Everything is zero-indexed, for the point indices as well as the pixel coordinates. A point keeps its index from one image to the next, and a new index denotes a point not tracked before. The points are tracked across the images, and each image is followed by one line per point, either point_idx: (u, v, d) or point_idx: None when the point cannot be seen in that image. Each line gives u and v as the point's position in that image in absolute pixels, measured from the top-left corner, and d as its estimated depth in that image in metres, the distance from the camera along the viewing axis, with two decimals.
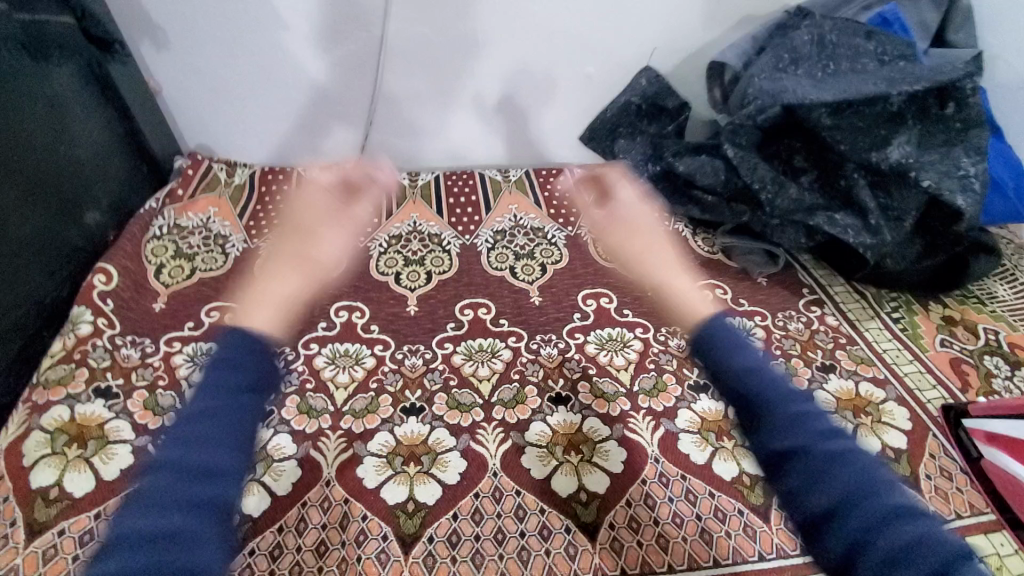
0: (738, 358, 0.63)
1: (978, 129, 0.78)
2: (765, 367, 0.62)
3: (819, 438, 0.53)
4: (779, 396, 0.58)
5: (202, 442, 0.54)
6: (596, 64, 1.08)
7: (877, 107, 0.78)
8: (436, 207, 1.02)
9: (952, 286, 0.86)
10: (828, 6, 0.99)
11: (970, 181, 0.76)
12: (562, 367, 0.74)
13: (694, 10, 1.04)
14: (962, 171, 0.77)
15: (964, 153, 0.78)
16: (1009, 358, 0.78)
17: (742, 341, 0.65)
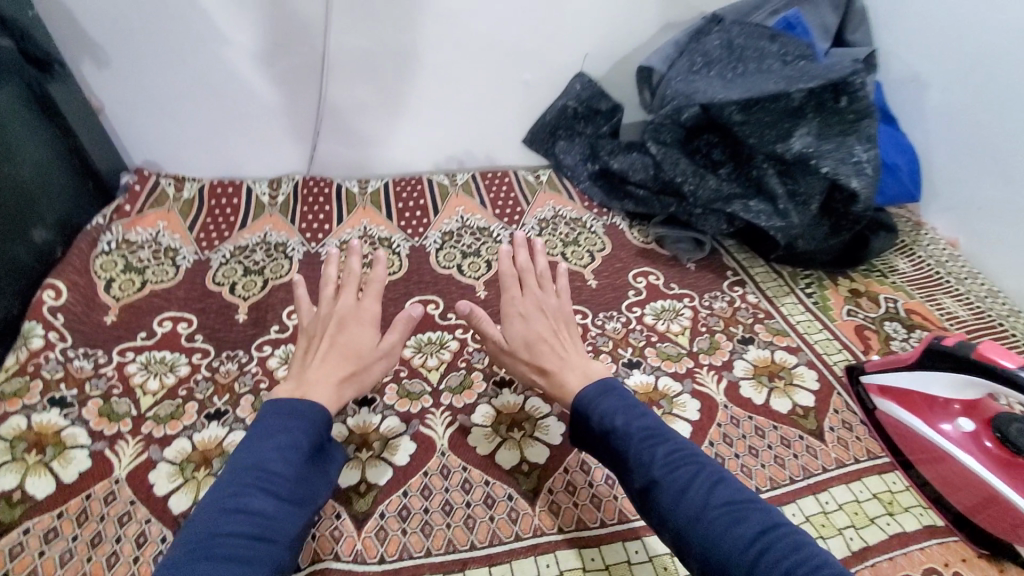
0: (602, 407, 0.62)
1: (869, 119, 0.86)
2: (631, 412, 0.62)
3: (668, 471, 0.56)
4: (653, 442, 0.58)
5: (246, 504, 0.52)
6: (531, 70, 1.14)
7: (780, 103, 0.86)
8: (386, 212, 1.06)
9: (858, 261, 0.94)
10: (739, 12, 1.07)
11: (862, 166, 0.85)
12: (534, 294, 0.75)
13: (619, 19, 1.12)
14: (857, 158, 0.85)
15: (857, 141, 0.86)
16: (906, 322, 0.87)
17: (600, 390, 0.64)
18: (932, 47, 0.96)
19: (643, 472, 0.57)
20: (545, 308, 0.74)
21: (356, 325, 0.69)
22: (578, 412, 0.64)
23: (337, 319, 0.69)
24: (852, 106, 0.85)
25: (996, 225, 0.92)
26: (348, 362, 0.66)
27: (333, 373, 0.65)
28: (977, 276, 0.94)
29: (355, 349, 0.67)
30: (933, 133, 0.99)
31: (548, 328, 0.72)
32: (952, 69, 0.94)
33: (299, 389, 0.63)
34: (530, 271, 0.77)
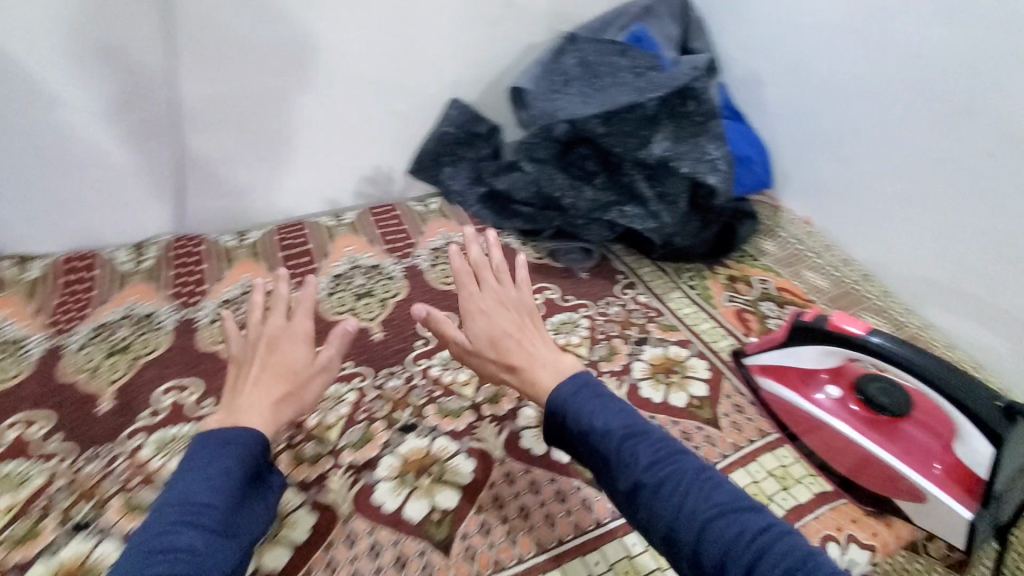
0: (578, 404, 0.61)
1: (715, 119, 0.94)
2: (616, 410, 0.60)
3: (656, 468, 0.54)
4: (636, 440, 0.56)
5: (174, 542, 0.50)
6: (404, 101, 1.13)
7: (635, 112, 0.92)
8: (267, 264, 1.00)
9: (730, 249, 1.02)
10: (593, 30, 1.13)
11: (717, 163, 0.92)
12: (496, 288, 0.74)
13: (482, 44, 1.14)
14: (712, 156, 0.93)
15: (708, 141, 0.93)
16: (778, 300, 0.94)
17: (574, 386, 0.62)
18: (762, 49, 1.07)
19: (627, 470, 0.55)
20: (506, 301, 0.73)
21: (291, 344, 0.66)
22: (554, 410, 0.61)
23: (269, 339, 0.66)
24: (700, 108, 0.93)
25: (839, 199, 1.01)
26: (281, 384, 0.64)
27: (266, 397, 0.63)
28: (831, 247, 1.03)
29: (290, 368, 0.65)
30: (775, 124, 1.09)
31: (509, 321, 0.71)
32: (780, 67, 1.05)
33: (231, 417, 0.61)
34: (485, 266, 0.75)
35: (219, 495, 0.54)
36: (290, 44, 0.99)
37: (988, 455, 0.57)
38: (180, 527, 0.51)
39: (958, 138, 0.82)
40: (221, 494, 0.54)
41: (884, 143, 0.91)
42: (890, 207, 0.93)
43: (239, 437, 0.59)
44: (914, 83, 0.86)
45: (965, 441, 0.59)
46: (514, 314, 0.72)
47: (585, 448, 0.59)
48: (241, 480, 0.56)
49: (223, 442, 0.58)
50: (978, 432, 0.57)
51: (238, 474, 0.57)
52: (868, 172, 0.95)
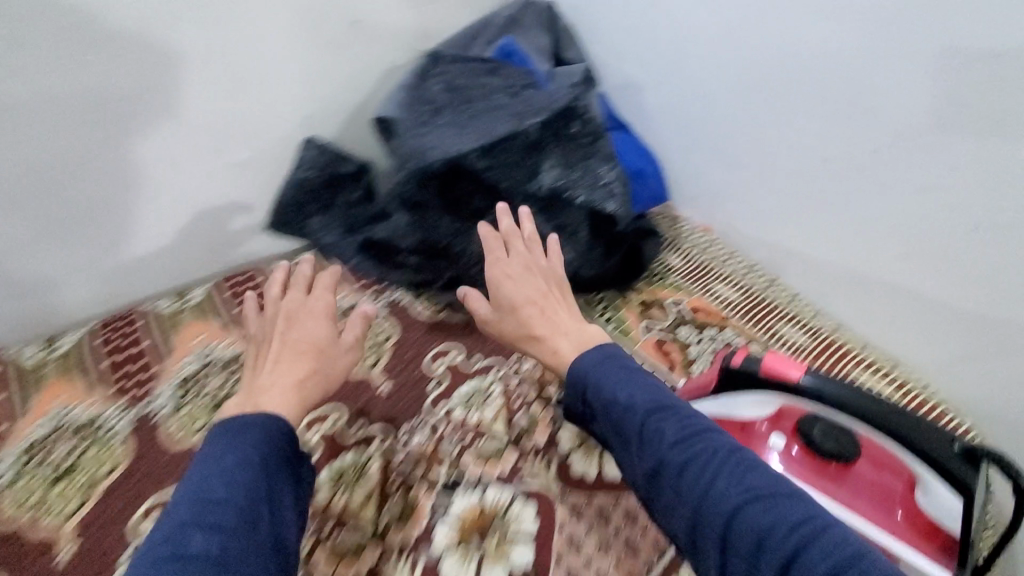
0: (600, 377, 0.61)
1: (603, 138, 0.86)
2: (653, 391, 0.58)
3: (684, 452, 0.52)
4: (660, 416, 0.56)
5: (195, 531, 0.47)
6: (246, 149, 0.95)
7: (516, 140, 0.82)
8: (86, 379, 0.84)
9: (641, 271, 0.94)
10: (458, 46, 1.02)
11: (611, 190, 0.85)
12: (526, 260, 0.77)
13: (332, 72, 0.98)
14: (604, 181, 0.85)
15: (599, 163, 0.85)
16: (694, 323, 0.88)
17: (602, 360, 0.63)
18: (637, 54, 1.01)
19: (649, 443, 0.55)
20: (534, 269, 0.76)
21: (314, 325, 0.72)
22: (578, 382, 0.63)
23: (293, 322, 0.72)
24: (585, 130, 0.85)
25: (734, 206, 0.97)
26: (303, 363, 0.68)
27: (292, 374, 0.67)
28: (734, 253, 0.99)
29: (319, 347, 0.70)
30: (661, 131, 1.03)
31: (537, 289, 0.74)
32: (658, 71, 0.99)
33: (253, 403, 0.63)
34: (516, 236, 0.78)
35: (237, 481, 0.52)
36: (73, 100, 0.78)
37: (956, 505, 0.53)
38: (191, 528, 0.48)
39: (844, 135, 0.78)
40: (240, 480, 0.52)
41: (771, 145, 0.87)
42: (787, 210, 0.89)
43: (257, 424, 0.58)
44: (794, 82, 0.81)
45: (928, 489, 0.55)
46: (540, 284, 0.75)
47: (608, 423, 0.59)
48: (263, 467, 0.54)
49: (242, 430, 0.57)
50: (947, 487, 0.52)
51: (257, 463, 0.54)
52: (760, 176, 0.91)
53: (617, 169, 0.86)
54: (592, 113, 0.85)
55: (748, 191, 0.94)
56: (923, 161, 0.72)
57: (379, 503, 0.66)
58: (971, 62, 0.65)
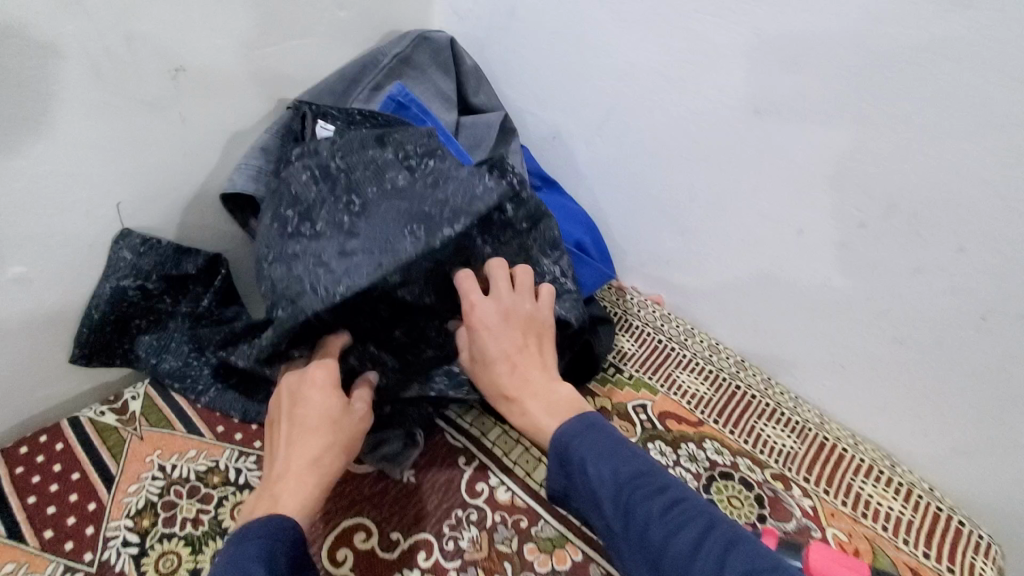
0: (580, 450, 0.52)
1: (544, 220, 0.69)
2: (634, 466, 0.50)
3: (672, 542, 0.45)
4: (645, 495, 0.48)
5: None
6: (26, 258, 0.65)
7: (441, 247, 0.59)
8: None
9: (594, 370, 0.75)
10: (334, 95, 0.80)
11: (564, 285, 0.70)
12: (510, 308, 0.61)
13: (155, 136, 0.70)
14: (551, 276, 0.69)
15: (541, 254, 0.69)
16: (667, 437, 0.71)
17: (583, 426, 0.54)
18: (563, 100, 0.83)
19: (634, 528, 0.47)
20: (515, 317, 0.61)
21: (314, 393, 0.57)
22: (558, 455, 0.54)
23: (291, 392, 0.58)
24: (519, 213, 0.66)
25: (691, 276, 0.82)
26: (313, 445, 0.55)
27: (300, 462, 0.54)
28: (692, 332, 0.85)
29: (321, 419, 0.56)
30: (597, 190, 0.86)
31: (516, 340, 0.60)
32: (588, 122, 0.82)
33: (267, 495, 0.53)
34: (500, 279, 0.62)
35: None
36: None
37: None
38: None
39: (827, 206, 0.65)
40: None
41: (736, 214, 0.73)
42: (756, 286, 0.76)
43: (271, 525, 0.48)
44: (763, 144, 0.67)
45: None
46: (521, 337, 0.61)
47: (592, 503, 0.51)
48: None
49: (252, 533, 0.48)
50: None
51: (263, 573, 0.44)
52: (724, 246, 0.76)
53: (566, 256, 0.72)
54: (526, 191, 0.66)
55: (705, 263, 0.80)
56: (918, 240, 0.61)
57: None
58: (984, 133, 0.54)
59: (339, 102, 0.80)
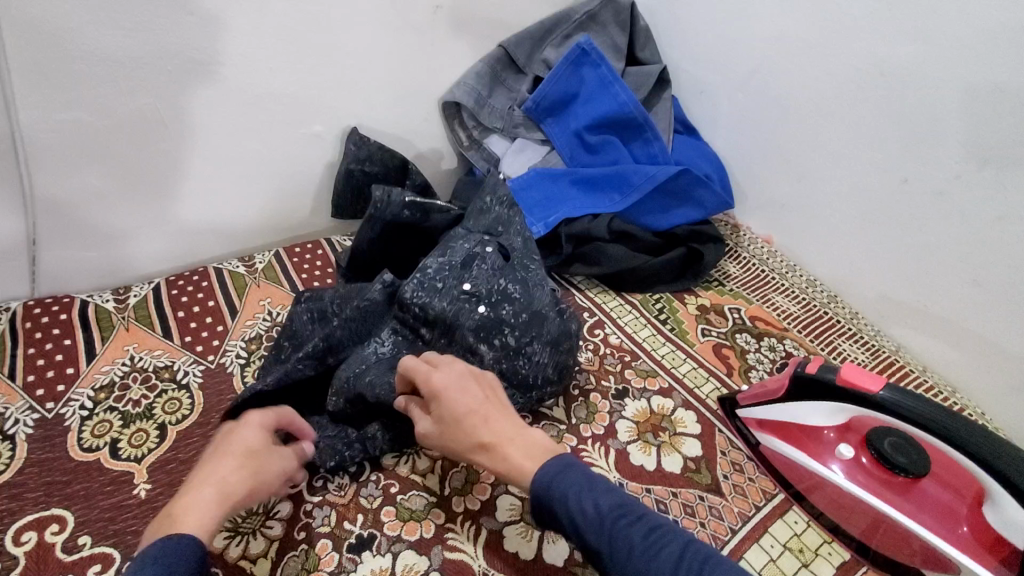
0: (563, 484, 0.51)
1: (462, 325, 0.70)
2: (614, 499, 0.51)
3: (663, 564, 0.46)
4: (629, 523, 0.49)
5: None
6: (323, 122, 0.97)
7: (368, 361, 0.69)
8: (161, 328, 0.84)
9: (699, 274, 0.95)
10: (534, 38, 1.05)
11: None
12: (476, 375, 0.61)
13: (414, 51, 0.99)
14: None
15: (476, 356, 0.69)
16: (753, 331, 0.88)
17: (555, 465, 0.53)
18: (715, 63, 1.01)
19: (621, 556, 0.47)
20: (475, 376, 0.60)
21: (250, 428, 0.57)
22: (539, 492, 0.52)
23: (222, 432, 0.58)
24: (435, 331, 0.71)
25: (800, 219, 0.97)
26: (228, 472, 0.53)
27: (211, 485, 0.51)
28: (794, 267, 0.99)
29: (240, 448, 0.55)
30: (731, 139, 1.03)
31: (477, 399, 0.58)
32: (734, 81, 0.99)
33: (167, 516, 0.49)
34: (452, 361, 0.61)
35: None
36: (169, 60, 0.79)
37: None
38: None
39: (930, 156, 0.78)
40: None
41: (852, 163, 0.87)
42: (858, 229, 0.89)
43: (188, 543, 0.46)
44: (883, 102, 0.81)
45: (998, 505, 0.53)
46: (472, 404, 0.57)
47: (570, 531, 0.50)
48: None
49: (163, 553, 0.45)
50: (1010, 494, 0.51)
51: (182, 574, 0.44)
52: (834, 192, 0.90)
53: (497, 350, 0.69)
54: (433, 309, 0.71)
55: (817, 209, 0.93)
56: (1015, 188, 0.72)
57: (443, 470, 0.66)
58: None
59: (536, 45, 1.06)
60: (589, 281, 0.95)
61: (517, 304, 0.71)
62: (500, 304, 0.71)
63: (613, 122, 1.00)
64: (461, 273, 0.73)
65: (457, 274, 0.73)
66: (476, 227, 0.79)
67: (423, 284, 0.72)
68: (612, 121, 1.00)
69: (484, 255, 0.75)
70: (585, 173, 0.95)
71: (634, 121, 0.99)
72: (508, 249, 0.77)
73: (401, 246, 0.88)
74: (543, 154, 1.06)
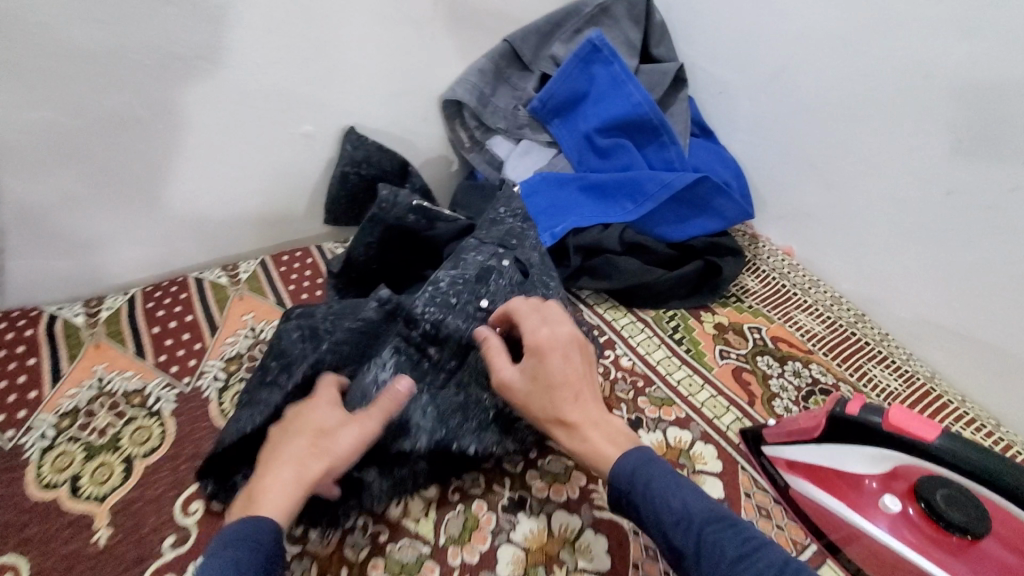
0: (648, 477, 0.52)
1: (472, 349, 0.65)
2: (706, 505, 0.50)
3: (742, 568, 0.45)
4: (718, 529, 0.47)
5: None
6: (314, 121, 0.89)
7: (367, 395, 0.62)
8: (132, 346, 0.77)
9: (716, 290, 0.88)
10: (541, 32, 0.98)
11: (507, 416, 0.64)
12: (586, 346, 0.62)
13: (414, 45, 0.91)
14: (492, 410, 0.63)
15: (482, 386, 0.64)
16: (776, 354, 0.81)
17: (640, 457, 0.53)
18: (736, 60, 0.93)
19: (705, 559, 0.46)
20: (578, 344, 0.61)
21: (320, 406, 0.58)
22: (620, 481, 0.53)
23: (292, 407, 0.59)
24: (445, 352, 0.65)
25: (826, 229, 0.89)
26: (307, 449, 0.54)
27: (289, 465, 0.53)
28: (817, 282, 0.92)
29: (314, 425, 0.56)
30: (751, 143, 0.96)
31: (576, 372, 0.59)
32: (756, 81, 0.91)
33: (252, 496, 0.52)
34: (559, 321, 0.62)
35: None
36: (149, 54, 0.72)
37: None
38: None
39: (979, 168, 0.72)
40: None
41: (887, 174, 0.80)
42: (893, 245, 0.82)
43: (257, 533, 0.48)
44: (928, 107, 0.74)
45: None
46: (569, 372, 0.58)
47: (656, 530, 0.50)
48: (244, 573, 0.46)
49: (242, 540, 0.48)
50: None
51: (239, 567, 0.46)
52: (866, 203, 0.83)
53: None
54: (443, 330, 0.64)
55: (847, 222, 0.86)
56: None
57: (438, 515, 0.61)
58: None
59: (544, 39, 0.98)
60: (598, 295, 0.88)
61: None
62: None
63: (626, 124, 0.93)
64: (475, 288, 0.68)
65: (472, 288, 0.67)
66: (488, 237, 0.74)
67: (434, 298, 0.65)
68: (625, 124, 0.93)
69: (501, 269, 0.70)
70: (596, 180, 0.88)
71: (649, 123, 0.92)
72: (526, 264, 0.73)
73: (400, 254, 0.81)
74: (550, 157, 0.99)
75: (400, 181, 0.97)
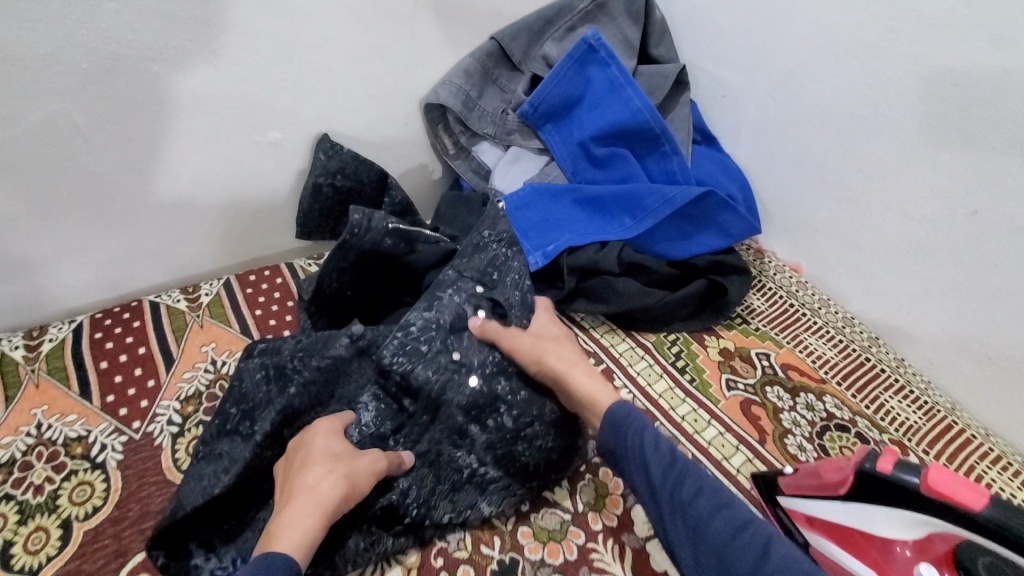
0: (641, 424, 0.56)
1: (444, 407, 0.62)
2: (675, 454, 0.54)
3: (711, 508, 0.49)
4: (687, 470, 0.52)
5: None
6: (281, 128, 0.81)
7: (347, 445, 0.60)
8: (76, 386, 0.68)
9: (722, 313, 0.82)
10: (532, 29, 0.89)
11: (485, 477, 0.60)
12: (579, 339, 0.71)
13: (393, 44, 0.83)
14: (466, 471, 0.60)
15: (455, 445, 0.61)
16: (787, 384, 0.76)
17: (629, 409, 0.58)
18: (743, 61, 0.86)
19: (683, 492, 0.51)
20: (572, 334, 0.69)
21: (320, 435, 0.57)
22: (612, 423, 0.57)
23: (293, 443, 0.57)
24: (419, 404, 0.62)
25: (839, 245, 0.83)
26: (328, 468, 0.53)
27: (309, 485, 0.51)
28: (827, 302, 0.86)
29: (324, 453, 0.55)
30: (757, 152, 0.89)
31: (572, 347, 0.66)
32: (765, 85, 0.84)
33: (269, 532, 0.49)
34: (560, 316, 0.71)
35: None
36: (83, 56, 0.62)
37: None
38: None
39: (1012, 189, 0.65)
40: None
41: (907, 190, 0.73)
42: (912, 267, 0.76)
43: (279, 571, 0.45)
44: (957, 121, 0.67)
45: None
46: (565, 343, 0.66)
47: (641, 466, 0.54)
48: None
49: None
50: None
51: None
52: (883, 221, 0.77)
53: (482, 438, 0.61)
54: (415, 381, 0.62)
55: (862, 240, 0.80)
56: None
57: None
58: None
59: (535, 37, 0.90)
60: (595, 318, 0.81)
61: (512, 379, 0.65)
62: (495, 378, 0.64)
63: (624, 133, 0.86)
64: (446, 339, 0.65)
65: (444, 337, 0.64)
66: (468, 270, 0.70)
67: (404, 346, 0.63)
68: (623, 131, 0.86)
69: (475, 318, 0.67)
70: (592, 193, 0.81)
71: (649, 132, 0.84)
72: (502, 303, 0.69)
73: (376, 278, 0.74)
74: (541, 166, 0.92)
75: (380, 192, 0.90)
